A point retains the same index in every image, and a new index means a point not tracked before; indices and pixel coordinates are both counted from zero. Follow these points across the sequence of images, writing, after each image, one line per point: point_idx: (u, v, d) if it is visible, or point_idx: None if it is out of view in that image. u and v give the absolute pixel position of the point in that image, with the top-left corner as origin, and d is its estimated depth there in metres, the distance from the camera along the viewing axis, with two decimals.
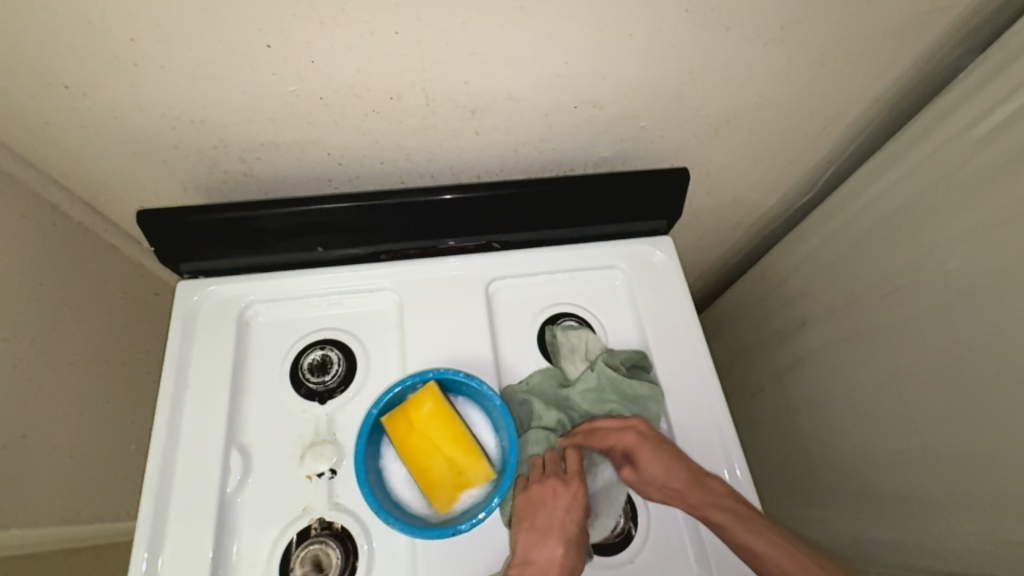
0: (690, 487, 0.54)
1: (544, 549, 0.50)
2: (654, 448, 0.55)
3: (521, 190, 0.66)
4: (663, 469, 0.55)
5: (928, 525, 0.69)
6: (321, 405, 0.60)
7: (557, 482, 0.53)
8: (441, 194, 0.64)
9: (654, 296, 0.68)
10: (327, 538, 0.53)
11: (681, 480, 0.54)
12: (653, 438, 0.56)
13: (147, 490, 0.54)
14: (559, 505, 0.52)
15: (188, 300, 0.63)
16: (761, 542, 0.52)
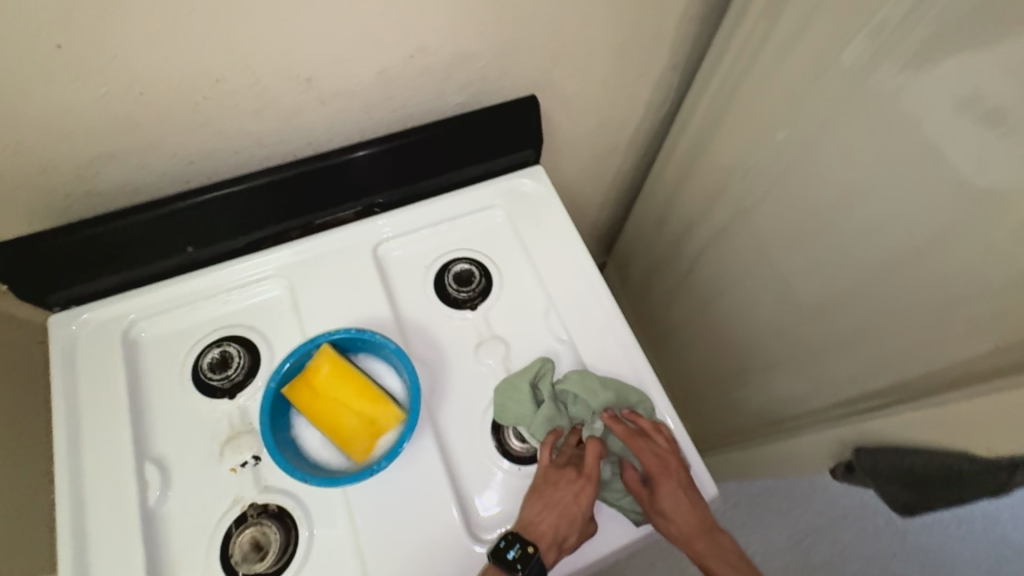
0: (702, 535, 0.56)
1: (554, 520, 0.54)
2: (677, 487, 0.57)
3: (383, 148, 0.67)
4: (680, 507, 0.56)
5: (818, 370, 0.78)
6: (230, 399, 0.60)
7: (571, 473, 0.56)
8: (356, 151, 0.66)
9: (532, 223, 0.71)
10: (264, 519, 0.54)
11: (695, 526, 0.56)
12: (683, 477, 0.57)
13: (63, 527, 0.53)
14: (574, 490, 0.55)
15: (65, 332, 0.61)
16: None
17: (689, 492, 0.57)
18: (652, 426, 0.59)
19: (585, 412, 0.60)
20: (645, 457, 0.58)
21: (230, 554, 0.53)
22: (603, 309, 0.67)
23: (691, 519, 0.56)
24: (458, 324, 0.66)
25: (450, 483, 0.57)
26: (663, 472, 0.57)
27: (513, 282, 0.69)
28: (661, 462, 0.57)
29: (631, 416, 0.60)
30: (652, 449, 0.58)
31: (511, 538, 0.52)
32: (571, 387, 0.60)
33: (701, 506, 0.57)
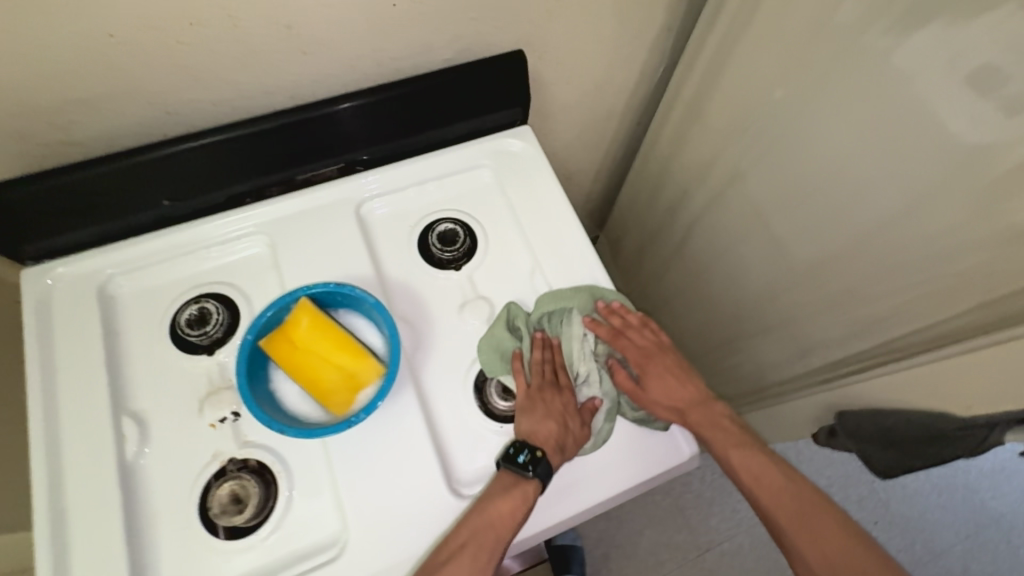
0: (694, 405, 0.62)
1: (553, 423, 0.57)
2: (664, 367, 0.64)
3: (366, 100, 0.65)
4: (670, 385, 0.62)
5: (807, 335, 0.79)
6: (209, 356, 0.59)
7: (551, 387, 0.60)
8: (339, 104, 0.64)
9: (519, 184, 0.70)
10: (243, 473, 0.54)
11: (685, 399, 0.62)
12: (668, 363, 0.64)
13: (38, 481, 0.52)
14: (558, 392, 0.59)
15: (38, 286, 0.59)
16: (746, 457, 0.60)
17: (675, 371, 0.64)
18: (636, 319, 0.64)
19: (570, 324, 0.63)
20: (632, 348, 0.63)
21: (208, 507, 0.53)
22: (589, 269, 0.66)
23: (682, 393, 0.62)
24: (442, 285, 0.65)
25: (431, 441, 0.56)
26: (646, 358, 0.64)
27: (498, 242, 0.68)
28: (648, 349, 0.64)
29: (621, 310, 0.63)
30: (636, 338, 0.64)
31: (519, 445, 0.55)
32: (543, 303, 0.63)
33: (689, 382, 0.64)
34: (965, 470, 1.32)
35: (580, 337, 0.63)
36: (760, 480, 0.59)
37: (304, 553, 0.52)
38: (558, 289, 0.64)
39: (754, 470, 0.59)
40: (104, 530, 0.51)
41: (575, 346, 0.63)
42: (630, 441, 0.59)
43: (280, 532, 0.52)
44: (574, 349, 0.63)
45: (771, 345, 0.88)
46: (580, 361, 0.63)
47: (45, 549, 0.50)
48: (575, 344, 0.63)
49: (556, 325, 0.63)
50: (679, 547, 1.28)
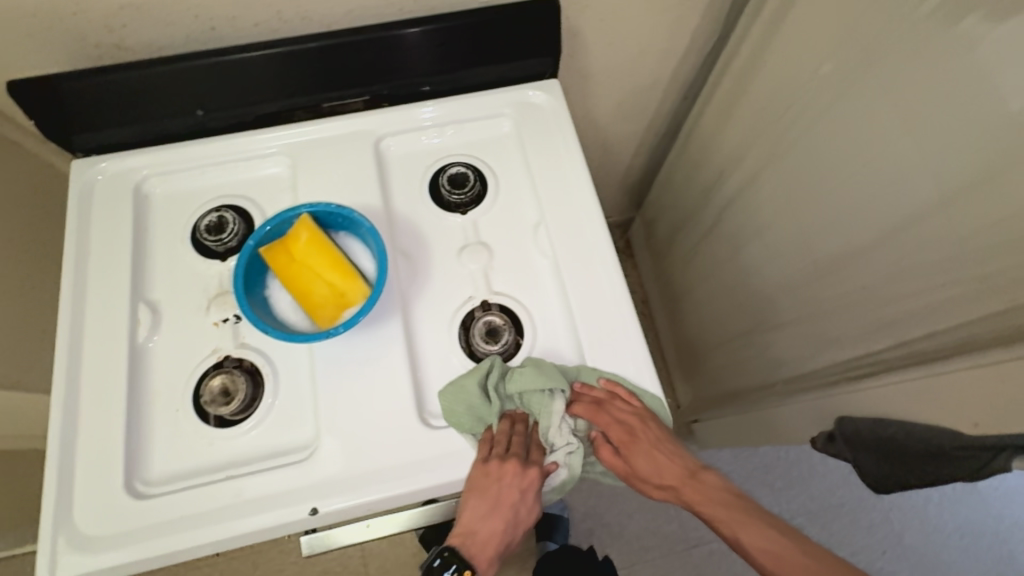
0: (684, 480, 0.61)
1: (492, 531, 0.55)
2: (651, 446, 0.59)
3: (399, 35, 0.65)
4: (661, 461, 0.60)
5: (825, 333, 0.75)
6: (221, 262, 0.63)
7: (515, 468, 0.55)
8: (407, 28, 0.65)
9: (538, 137, 0.69)
10: (235, 370, 0.58)
11: (677, 475, 0.61)
12: (654, 437, 0.59)
13: (60, 346, 0.57)
14: (514, 487, 0.55)
15: (84, 174, 0.64)
16: (757, 538, 0.57)
17: (664, 443, 0.60)
18: (608, 394, 0.58)
19: (551, 403, 0.57)
20: (614, 429, 0.57)
21: (201, 394, 0.57)
22: (593, 230, 0.65)
23: (673, 468, 0.61)
24: (445, 226, 0.66)
25: (409, 371, 0.58)
26: (630, 437, 0.58)
27: (507, 193, 0.68)
28: (633, 423, 0.58)
29: (584, 389, 0.58)
30: (618, 415, 0.58)
31: (447, 557, 0.54)
32: (531, 374, 0.57)
33: (679, 453, 0.61)
34: (988, 514, 1.25)
35: (560, 414, 0.58)
36: (780, 560, 0.56)
37: (278, 451, 0.56)
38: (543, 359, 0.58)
39: (771, 552, 0.56)
40: (109, 398, 0.56)
41: (554, 422, 0.58)
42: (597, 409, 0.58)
43: (261, 429, 0.57)
44: (551, 425, 0.58)
45: (786, 341, 0.84)
46: (557, 432, 0.58)
47: (59, 403, 0.55)
48: (554, 421, 0.58)
49: (535, 399, 0.57)
50: (667, 535, 1.27)
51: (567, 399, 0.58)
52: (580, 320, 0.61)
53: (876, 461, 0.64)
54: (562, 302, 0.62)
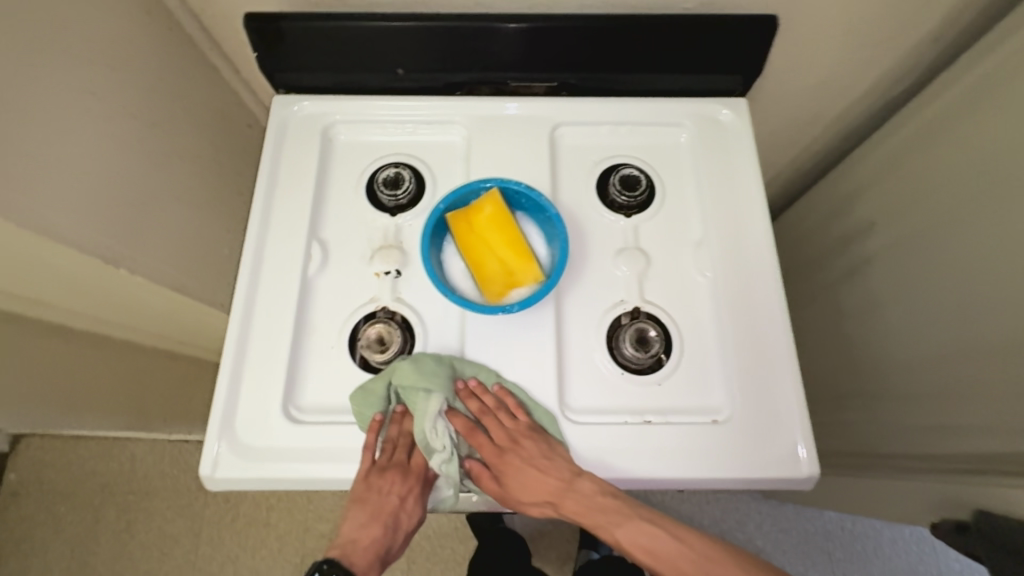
0: (562, 494, 0.55)
1: (372, 542, 0.59)
2: (521, 462, 0.56)
3: (497, 28, 0.63)
4: (529, 479, 0.55)
5: (967, 415, 0.70)
6: (391, 217, 0.65)
7: (398, 472, 0.58)
8: (507, 23, 0.63)
9: (716, 153, 0.67)
10: (389, 321, 0.60)
11: (551, 489, 0.55)
12: (524, 454, 0.56)
13: (242, 267, 0.61)
14: (395, 495, 0.58)
15: (284, 110, 0.68)
16: (632, 535, 0.54)
17: (536, 458, 0.56)
18: (495, 400, 0.57)
19: (427, 401, 0.56)
20: (486, 451, 0.58)
21: (357, 338, 0.60)
22: (760, 258, 0.63)
23: (546, 484, 0.55)
24: (606, 226, 0.66)
25: (556, 361, 0.59)
26: (499, 452, 0.57)
27: (673, 204, 0.67)
28: (503, 442, 0.57)
29: (478, 390, 0.57)
30: (496, 430, 0.57)
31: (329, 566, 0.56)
32: (407, 370, 0.55)
33: (555, 466, 0.55)
34: None
35: (435, 413, 0.56)
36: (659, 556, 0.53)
37: None
38: (425, 356, 0.56)
39: (653, 550, 0.54)
40: (279, 323, 0.59)
41: (428, 423, 0.56)
42: (729, 443, 0.56)
43: None
44: (424, 430, 0.56)
45: (912, 412, 0.79)
46: (435, 437, 0.57)
47: (235, 318, 0.59)
48: (427, 422, 0.56)
49: (411, 395, 0.56)
50: None
51: (444, 403, 0.57)
52: (733, 347, 0.59)
53: (1019, 565, 0.60)
54: (715, 325, 0.61)
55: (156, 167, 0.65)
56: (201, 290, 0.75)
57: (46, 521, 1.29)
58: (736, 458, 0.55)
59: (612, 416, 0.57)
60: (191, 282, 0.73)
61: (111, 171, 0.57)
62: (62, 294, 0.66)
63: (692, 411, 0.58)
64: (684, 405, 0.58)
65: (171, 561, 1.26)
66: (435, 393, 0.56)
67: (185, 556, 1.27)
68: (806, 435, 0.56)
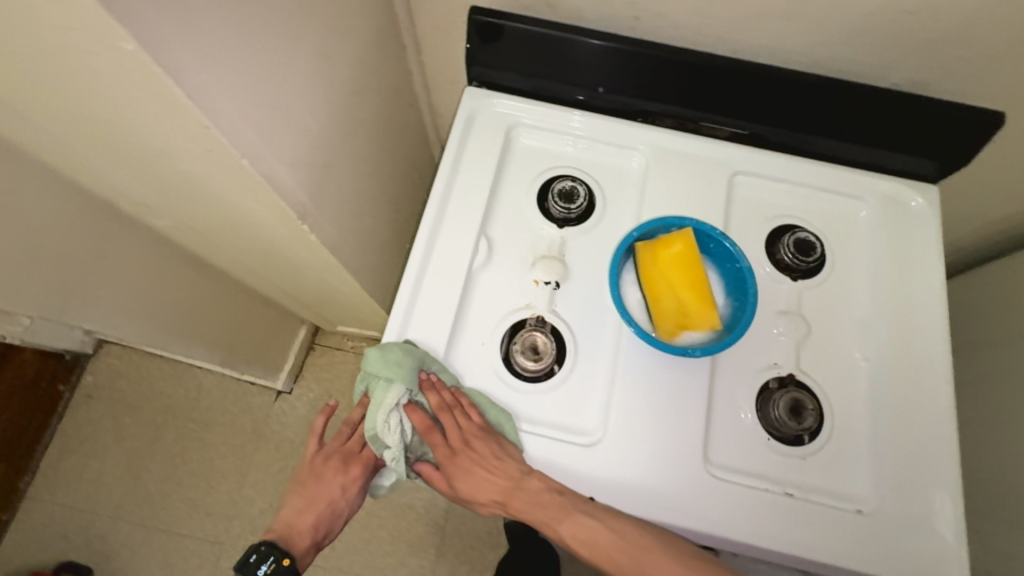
0: (509, 492, 0.56)
1: (313, 522, 0.68)
2: (472, 461, 0.57)
3: (580, 41, 0.65)
4: (480, 478, 0.57)
5: None
6: (557, 228, 0.65)
7: (339, 460, 0.67)
8: (589, 38, 0.65)
9: (897, 237, 0.66)
10: (543, 330, 0.60)
11: (499, 489, 0.57)
12: (475, 454, 0.57)
13: (415, 248, 0.62)
14: (336, 483, 0.67)
15: (474, 104, 0.69)
16: (572, 528, 0.53)
17: (487, 459, 0.57)
18: (446, 402, 0.57)
19: (386, 392, 0.56)
20: (439, 451, 0.58)
21: (512, 342, 0.60)
22: (928, 354, 0.61)
23: (495, 484, 0.57)
24: (771, 285, 0.64)
25: (705, 411, 0.58)
26: (450, 452, 0.58)
27: (842, 278, 0.65)
28: (457, 442, 0.57)
29: (435, 385, 0.57)
30: (452, 429, 0.57)
31: (260, 554, 0.64)
32: (375, 358, 0.56)
33: (505, 467, 0.56)
34: None
35: (393, 405, 0.57)
36: (597, 547, 0.53)
37: (556, 428, 0.58)
38: (395, 346, 0.57)
39: (588, 544, 0.53)
40: (441, 309, 0.60)
41: (383, 414, 0.57)
42: (878, 535, 0.54)
43: (547, 397, 0.59)
44: (377, 422, 0.57)
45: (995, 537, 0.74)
46: (388, 432, 0.57)
47: (402, 295, 0.60)
48: (382, 415, 0.57)
49: (374, 383, 0.57)
50: None
51: (405, 396, 0.57)
52: (888, 437, 0.58)
53: None
54: (871, 411, 0.59)
55: (345, 135, 0.67)
56: (346, 255, 0.77)
57: (110, 428, 1.34)
58: (883, 552, 0.54)
59: (751, 479, 0.56)
60: (341, 246, 0.74)
61: (319, 133, 0.59)
62: (231, 233, 0.69)
63: (838, 494, 0.56)
64: (831, 487, 0.56)
65: (216, 494, 1.30)
66: (393, 385, 0.56)
67: (229, 493, 1.30)
68: (957, 543, 0.54)
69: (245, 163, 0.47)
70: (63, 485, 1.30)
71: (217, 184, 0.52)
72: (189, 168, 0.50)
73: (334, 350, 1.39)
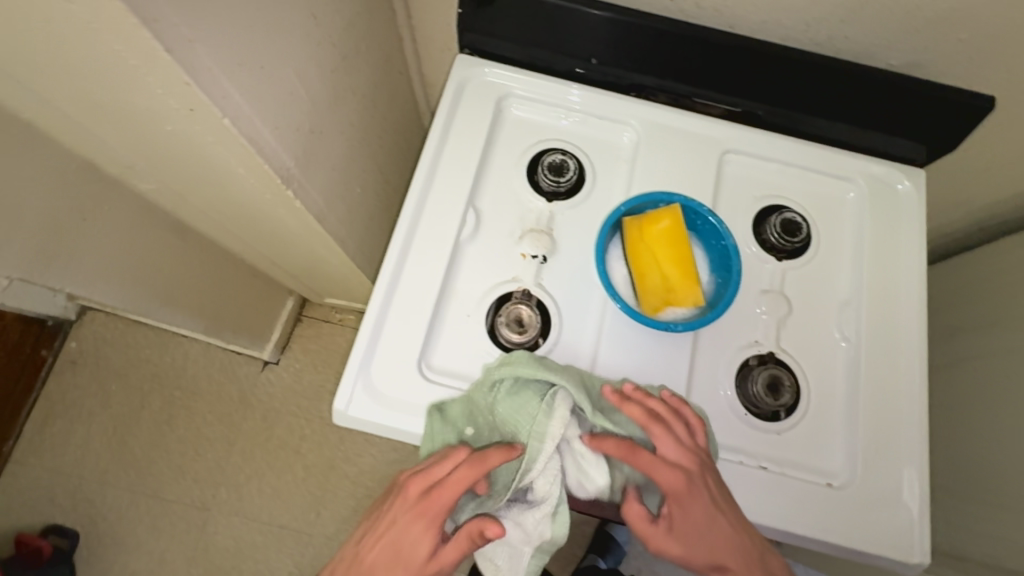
0: (737, 544, 0.53)
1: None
2: (705, 493, 0.52)
3: (583, 10, 0.64)
4: (705, 516, 0.52)
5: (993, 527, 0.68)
6: (546, 201, 0.65)
7: (408, 502, 0.54)
8: (593, 8, 0.64)
9: (882, 219, 0.66)
10: (529, 303, 0.61)
11: (721, 533, 0.52)
12: (708, 484, 0.52)
13: (402, 217, 0.62)
14: (401, 532, 0.54)
15: (465, 72, 0.68)
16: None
17: (715, 494, 0.53)
18: (677, 421, 0.53)
19: (544, 410, 0.52)
20: (674, 478, 0.52)
21: (497, 315, 0.60)
22: (907, 335, 0.62)
23: (719, 526, 0.52)
24: (755, 264, 0.64)
25: (686, 386, 0.59)
26: (678, 482, 0.52)
27: (826, 259, 0.65)
28: (683, 461, 0.52)
29: (617, 395, 0.53)
30: (678, 451, 0.52)
31: None
32: (526, 364, 0.53)
33: (732, 514, 0.53)
34: None
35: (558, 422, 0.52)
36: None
37: None
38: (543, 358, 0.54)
39: None
40: (427, 280, 0.60)
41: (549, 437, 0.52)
42: (842, 509, 0.56)
43: None
44: (542, 446, 0.52)
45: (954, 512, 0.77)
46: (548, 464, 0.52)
47: (389, 265, 0.60)
48: (547, 438, 0.52)
49: (531, 402, 0.53)
50: None
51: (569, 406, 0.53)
52: (861, 415, 0.59)
53: None
54: (846, 389, 0.60)
55: (334, 100, 0.65)
56: (334, 223, 0.76)
57: (96, 395, 1.34)
58: (848, 525, 0.56)
59: (726, 453, 0.58)
60: (328, 215, 0.73)
61: (308, 97, 0.58)
62: (215, 198, 0.67)
63: (809, 468, 0.58)
64: (802, 462, 0.58)
65: (203, 461, 1.31)
66: (554, 396, 0.52)
67: (216, 461, 1.31)
68: (920, 517, 0.56)
69: (229, 124, 0.46)
70: (48, 449, 1.30)
71: (202, 146, 0.51)
72: (173, 128, 0.49)
73: (322, 322, 1.39)
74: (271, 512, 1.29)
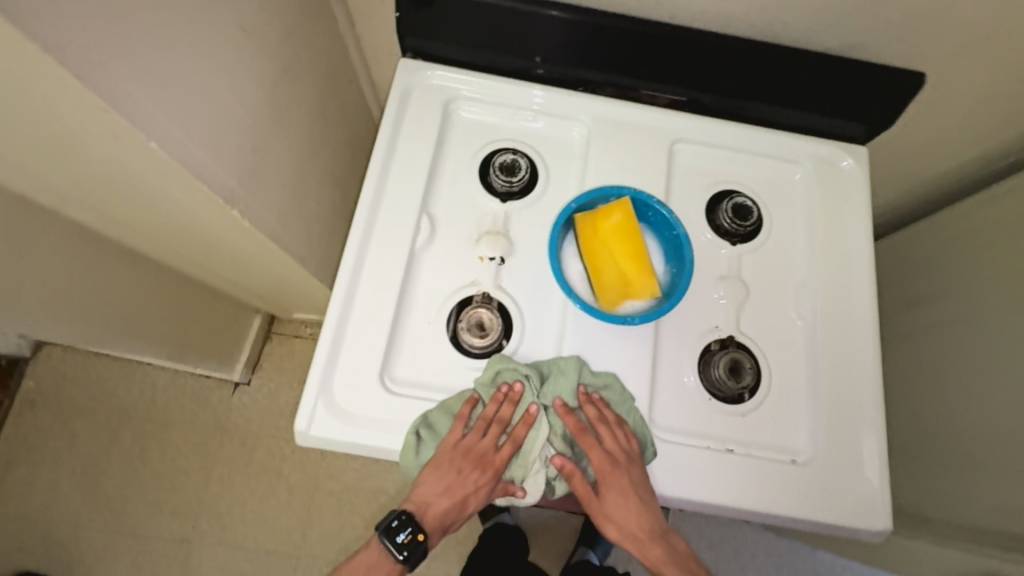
0: (652, 537, 0.57)
1: (440, 513, 0.59)
2: (628, 485, 0.56)
3: (539, 12, 0.64)
4: (628, 506, 0.56)
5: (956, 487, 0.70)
6: (500, 202, 0.64)
7: (486, 450, 0.57)
8: (549, 9, 0.64)
9: (830, 199, 0.68)
10: (490, 306, 0.60)
11: (638, 525, 0.57)
12: (636, 479, 0.56)
13: (355, 228, 0.60)
14: (477, 480, 0.58)
15: (409, 77, 0.67)
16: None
17: (640, 492, 0.56)
18: (619, 423, 0.57)
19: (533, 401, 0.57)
20: (604, 460, 0.56)
21: (459, 320, 0.60)
22: (860, 309, 0.64)
23: (636, 520, 0.56)
24: (711, 251, 0.65)
25: (650, 377, 0.59)
26: (608, 465, 0.56)
27: (779, 240, 0.66)
28: (617, 454, 0.56)
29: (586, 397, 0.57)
30: (615, 443, 0.56)
31: (404, 520, 0.60)
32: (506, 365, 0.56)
33: (651, 512, 0.57)
34: None
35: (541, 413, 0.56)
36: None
37: None
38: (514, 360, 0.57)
39: None
40: (385, 290, 0.59)
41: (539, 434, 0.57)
42: (807, 484, 0.58)
43: None
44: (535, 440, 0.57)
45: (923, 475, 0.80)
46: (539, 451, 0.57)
47: (343, 278, 0.59)
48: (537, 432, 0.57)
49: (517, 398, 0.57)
50: None
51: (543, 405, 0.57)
52: (822, 390, 0.61)
53: None
54: (806, 367, 0.62)
55: (277, 114, 0.63)
56: (290, 238, 0.74)
57: (60, 432, 1.28)
58: (814, 499, 0.57)
59: (694, 439, 0.58)
60: (283, 230, 0.72)
61: (246, 112, 0.56)
62: (161, 222, 0.65)
63: (774, 447, 0.59)
64: (767, 441, 0.59)
65: (179, 492, 1.27)
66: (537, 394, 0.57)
67: (193, 490, 1.28)
68: (881, 485, 0.58)
69: (157, 148, 0.44)
70: (13, 495, 1.24)
71: (134, 171, 0.49)
72: (101, 155, 0.47)
73: (293, 339, 1.36)
74: (254, 537, 1.26)
